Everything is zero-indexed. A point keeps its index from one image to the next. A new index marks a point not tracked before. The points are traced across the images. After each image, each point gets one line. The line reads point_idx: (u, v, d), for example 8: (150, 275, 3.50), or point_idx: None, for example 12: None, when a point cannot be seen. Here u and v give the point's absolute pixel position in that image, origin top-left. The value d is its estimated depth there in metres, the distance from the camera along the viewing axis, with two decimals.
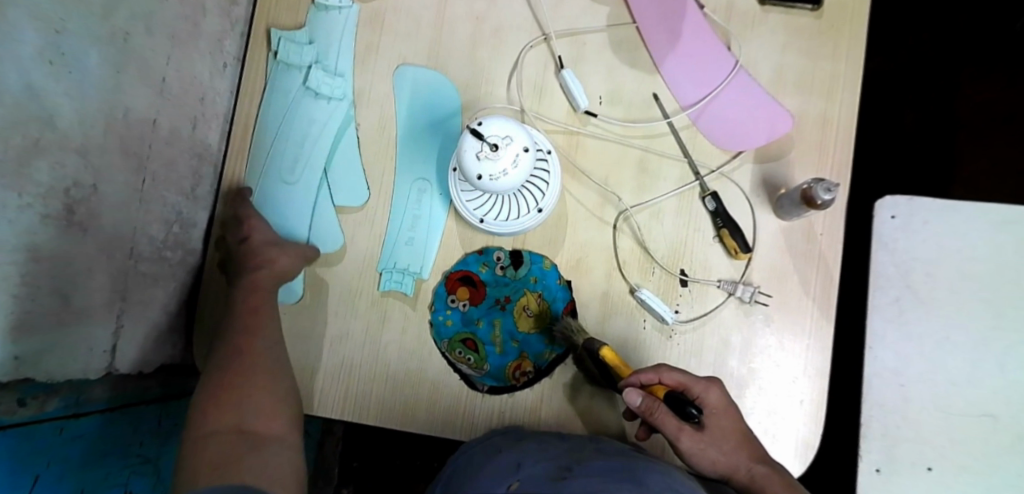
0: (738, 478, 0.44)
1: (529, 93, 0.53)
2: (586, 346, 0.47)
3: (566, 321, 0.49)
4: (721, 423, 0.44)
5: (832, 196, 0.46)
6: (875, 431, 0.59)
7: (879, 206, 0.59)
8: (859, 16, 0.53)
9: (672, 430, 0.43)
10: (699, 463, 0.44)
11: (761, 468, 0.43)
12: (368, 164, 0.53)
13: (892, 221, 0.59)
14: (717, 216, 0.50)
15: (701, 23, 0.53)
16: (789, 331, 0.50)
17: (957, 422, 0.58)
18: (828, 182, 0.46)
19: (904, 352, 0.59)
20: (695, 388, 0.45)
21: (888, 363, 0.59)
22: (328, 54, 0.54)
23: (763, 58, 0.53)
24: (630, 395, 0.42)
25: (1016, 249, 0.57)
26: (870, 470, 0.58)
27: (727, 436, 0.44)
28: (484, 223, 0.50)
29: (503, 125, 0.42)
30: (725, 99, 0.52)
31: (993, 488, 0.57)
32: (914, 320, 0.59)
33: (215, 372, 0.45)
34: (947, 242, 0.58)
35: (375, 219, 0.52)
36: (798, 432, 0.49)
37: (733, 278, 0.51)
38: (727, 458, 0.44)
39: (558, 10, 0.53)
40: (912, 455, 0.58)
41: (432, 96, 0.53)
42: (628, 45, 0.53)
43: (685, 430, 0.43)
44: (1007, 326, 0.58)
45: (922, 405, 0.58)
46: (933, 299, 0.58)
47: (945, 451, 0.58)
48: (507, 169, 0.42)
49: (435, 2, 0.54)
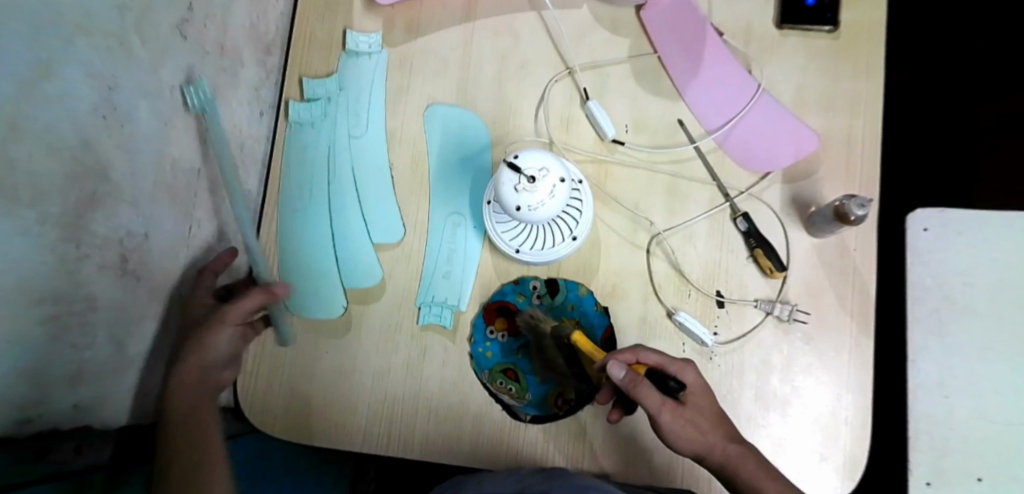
0: (714, 456, 0.44)
1: (557, 125, 0.54)
2: (556, 333, 0.50)
3: (532, 311, 0.51)
4: (699, 403, 0.45)
5: (866, 211, 0.47)
6: (924, 444, 0.58)
7: (911, 219, 0.59)
8: (876, 35, 0.54)
9: (653, 404, 0.43)
10: (677, 439, 0.44)
11: (736, 448, 0.44)
12: (402, 201, 0.54)
13: (925, 233, 0.58)
14: (750, 236, 0.51)
15: (722, 49, 0.54)
16: (829, 347, 0.50)
17: (1010, 432, 0.56)
18: (860, 198, 0.47)
19: (947, 364, 0.58)
20: (671, 367, 0.45)
21: (931, 375, 0.58)
22: (361, 98, 0.56)
23: (783, 80, 0.54)
24: (611, 367, 0.43)
25: None
26: (920, 484, 0.57)
27: (705, 415, 0.45)
28: (520, 253, 0.51)
29: (539, 157, 0.43)
30: (749, 122, 0.53)
31: None
32: (955, 331, 0.58)
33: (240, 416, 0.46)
34: (985, 251, 0.58)
35: (411, 254, 0.54)
36: (845, 451, 0.48)
37: (770, 297, 0.51)
38: (704, 435, 0.44)
39: (580, 43, 0.55)
40: (962, 465, 0.57)
41: (463, 133, 0.55)
42: (651, 74, 0.54)
43: (666, 404, 0.44)
44: None
45: (970, 417, 0.57)
46: (974, 309, 0.58)
47: (998, 466, 0.56)
48: (545, 200, 0.43)
49: (460, 43, 0.56)
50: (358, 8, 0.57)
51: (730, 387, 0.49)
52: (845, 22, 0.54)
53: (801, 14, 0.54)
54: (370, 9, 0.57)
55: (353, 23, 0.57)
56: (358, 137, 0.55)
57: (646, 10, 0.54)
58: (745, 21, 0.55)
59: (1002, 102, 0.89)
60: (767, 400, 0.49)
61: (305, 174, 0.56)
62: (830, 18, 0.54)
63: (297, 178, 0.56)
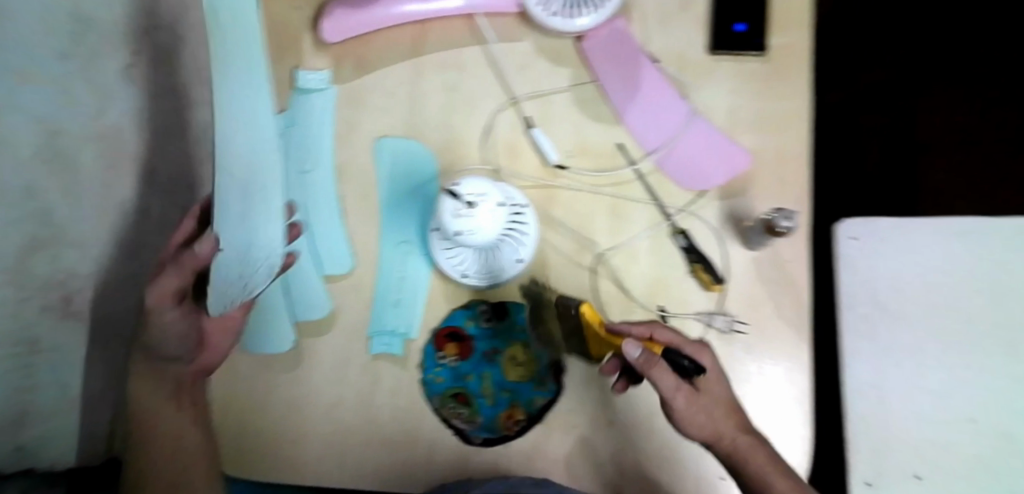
0: (721, 444, 0.47)
1: (503, 151, 0.55)
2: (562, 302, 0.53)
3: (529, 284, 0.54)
4: (712, 391, 0.47)
5: (792, 223, 0.48)
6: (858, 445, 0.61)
7: (838, 228, 0.56)
8: (802, 58, 0.56)
9: (670, 387, 0.45)
10: (689, 424, 0.47)
11: (744, 439, 0.47)
12: (354, 232, 0.55)
13: (852, 243, 0.58)
14: (690, 251, 0.53)
15: (657, 76, 0.56)
16: (768, 355, 0.51)
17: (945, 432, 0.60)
18: (785, 211, 0.49)
19: (881, 366, 0.61)
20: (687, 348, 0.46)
21: (867, 378, 0.62)
22: (310, 133, 0.57)
23: (716, 103, 0.56)
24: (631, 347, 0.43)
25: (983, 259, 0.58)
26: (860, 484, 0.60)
27: (718, 402, 0.47)
28: (467, 278, 0.53)
29: (477, 183, 0.45)
30: (686, 144, 0.55)
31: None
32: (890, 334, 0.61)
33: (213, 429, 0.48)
34: (917, 257, 0.59)
35: (362, 283, 0.54)
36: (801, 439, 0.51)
37: (710, 309, 0.52)
38: (715, 422, 0.47)
39: (524, 74, 0.56)
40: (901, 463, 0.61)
41: (410, 164, 0.56)
42: (592, 100, 0.56)
43: (681, 388, 0.45)
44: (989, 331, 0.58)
45: (909, 416, 0.60)
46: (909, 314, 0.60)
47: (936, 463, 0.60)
48: (483, 225, 0.45)
49: (408, 77, 0.57)
50: (308, 46, 0.59)
51: None
52: (774, 47, 0.57)
53: (731, 40, 0.56)
54: (320, 48, 0.59)
55: (303, 61, 0.59)
56: (309, 171, 0.56)
57: (585, 40, 0.56)
58: (679, 47, 0.57)
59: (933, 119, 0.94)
60: None
61: None
62: (758, 43, 0.56)
63: None
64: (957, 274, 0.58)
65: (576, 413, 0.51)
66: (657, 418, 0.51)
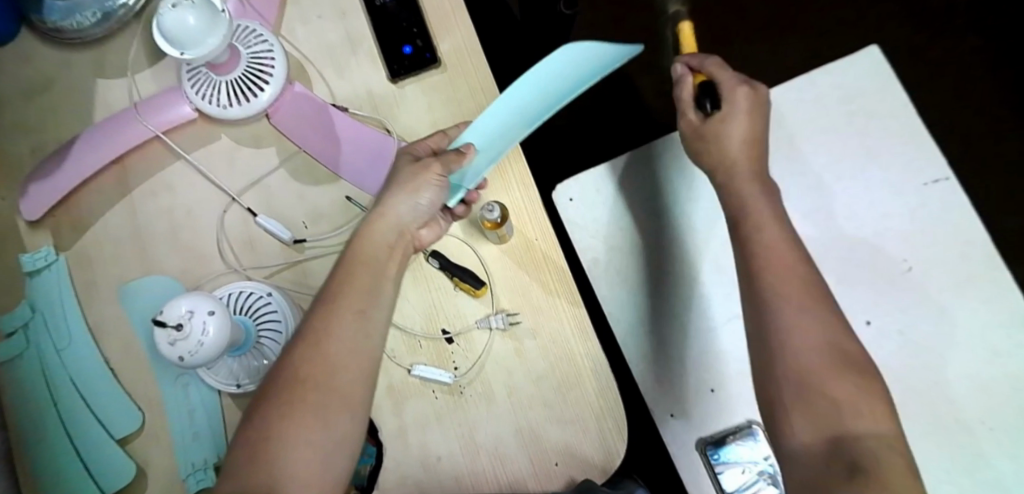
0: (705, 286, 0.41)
1: (242, 249, 0.55)
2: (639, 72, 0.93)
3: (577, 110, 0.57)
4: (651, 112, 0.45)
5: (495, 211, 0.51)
6: None
7: (556, 193, 0.60)
8: (475, 54, 0.57)
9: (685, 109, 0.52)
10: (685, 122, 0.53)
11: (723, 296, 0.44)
12: (131, 388, 0.53)
13: (572, 203, 0.60)
14: (445, 269, 0.53)
15: (351, 122, 0.55)
16: (553, 330, 0.52)
17: (847, 271, 0.58)
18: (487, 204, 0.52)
19: (842, 192, 0.60)
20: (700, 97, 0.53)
21: (795, 236, 0.59)
22: (50, 309, 0.55)
23: (416, 123, 0.56)
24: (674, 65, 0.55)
25: (819, 107, 0.61)
26: (706, 393, 0.56)
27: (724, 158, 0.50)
28: (242, 387, 0.52)
29: (180, 302, 0.44)
30: (350, 158, 0.55)
31: (909, 324, 0.57)
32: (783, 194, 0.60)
33: (337, 311, 0.42)
34: (778, 127, 0.61)
35: (157, 430, 0.53)
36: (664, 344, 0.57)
37: (486, 313, 0.53)
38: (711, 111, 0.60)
39: (232, 169, 0.57)
40: (865, 303, 0.58)
41: (159, 298, 0.54)
42: (305, 168, 0.56)
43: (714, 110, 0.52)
44: (835, 171, 0.60)
45: (841, 246, 0.59)
46: (793, 168, 0.60)
47: (876, 305, 0.57)
48: (201, 341, 0.43)
49: (127, 215, 0.56)
50: (24, 229, 0.57)
51: (485, 411, 0.50)
52: (448, 52, 0.57)
53: (406, 63, 0.57)
54: (35, 226, 0.57)
55: (25, 245, 0.56)
56: (65, 349, 0.54)
57: (273, 115, 0.56)
58: (362, 89, 0.57)
59: (662, 35, 1.03)
60: (522, 405, 0.50)
61: (27, 402, 0.53)
62: (430, 57, 0.56)
63: (21, 408, 0.53)
64: (799, 134, 0.61)
65: (405, 463, 0.50)
66: (478, 428, 0.50)
